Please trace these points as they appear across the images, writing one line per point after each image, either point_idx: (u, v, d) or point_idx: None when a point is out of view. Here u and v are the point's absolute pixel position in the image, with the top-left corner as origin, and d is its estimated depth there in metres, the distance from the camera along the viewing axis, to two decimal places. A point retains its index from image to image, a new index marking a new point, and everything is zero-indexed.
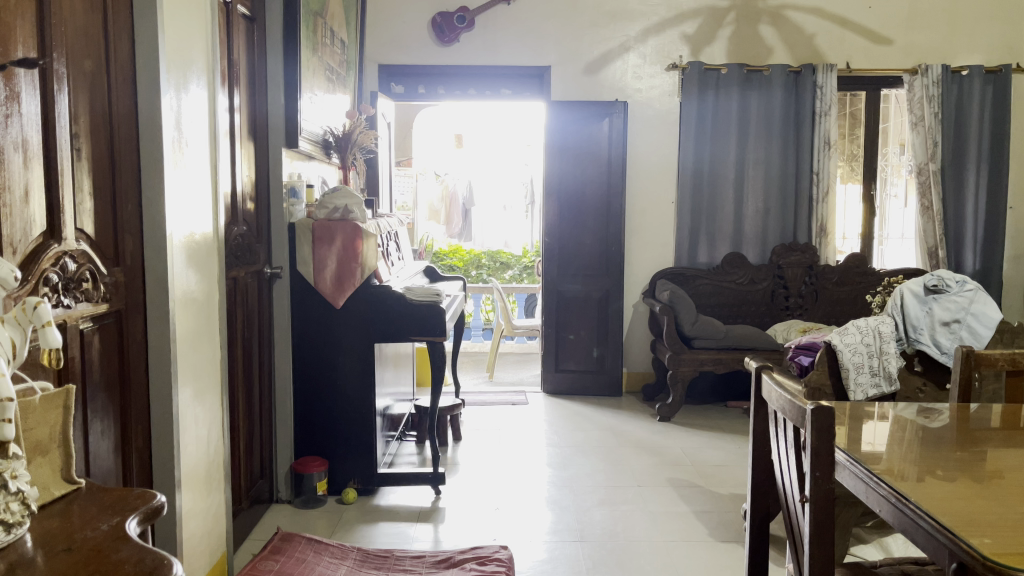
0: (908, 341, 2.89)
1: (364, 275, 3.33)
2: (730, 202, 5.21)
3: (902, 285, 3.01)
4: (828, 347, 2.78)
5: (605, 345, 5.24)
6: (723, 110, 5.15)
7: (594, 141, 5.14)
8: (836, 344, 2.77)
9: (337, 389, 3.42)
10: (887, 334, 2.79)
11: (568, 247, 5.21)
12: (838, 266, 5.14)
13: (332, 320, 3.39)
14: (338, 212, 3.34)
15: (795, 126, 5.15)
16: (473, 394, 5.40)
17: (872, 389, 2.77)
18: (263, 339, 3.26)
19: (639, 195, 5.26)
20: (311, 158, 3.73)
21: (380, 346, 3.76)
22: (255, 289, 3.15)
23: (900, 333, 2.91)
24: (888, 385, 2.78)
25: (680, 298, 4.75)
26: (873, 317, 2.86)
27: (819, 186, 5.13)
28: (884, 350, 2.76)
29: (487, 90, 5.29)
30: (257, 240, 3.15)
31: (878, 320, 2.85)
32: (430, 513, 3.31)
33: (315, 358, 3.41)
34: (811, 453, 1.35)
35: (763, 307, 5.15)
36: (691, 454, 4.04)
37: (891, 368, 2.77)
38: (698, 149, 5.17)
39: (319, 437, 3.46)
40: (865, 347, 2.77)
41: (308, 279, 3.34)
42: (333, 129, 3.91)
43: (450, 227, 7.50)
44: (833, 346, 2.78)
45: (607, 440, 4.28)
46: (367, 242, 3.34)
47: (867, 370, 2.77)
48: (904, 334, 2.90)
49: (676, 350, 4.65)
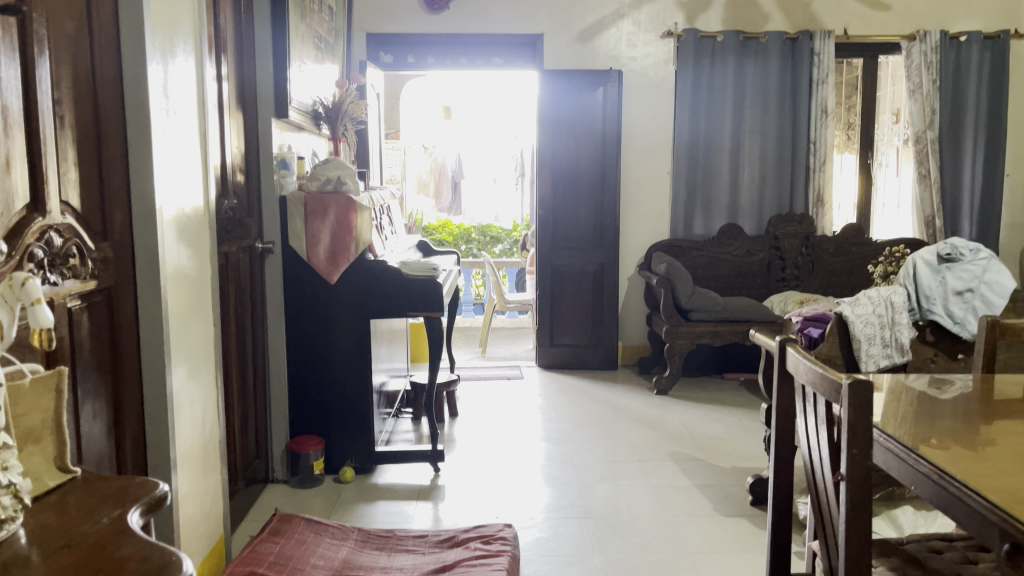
0: (919, 312, 2.89)
1: (359, 250, 3.25)
2: (726, 172, 5.13)
3: (914, 254, 2.95)
4: (839, 317, 2.69)
5: (601, 318, 5.18)
6: (719, 79, 5.06)
7: (588, 111, 5.04)
8: (848, 315, 2.67)
9: (332, 368, 3.34)
10: (900, 304, 2.74)
11: (562, 220, 5.13)
12: (835, 236, 5.08)
13: (325, 295, 3.29)
14: (331, 184, 3.26)
15: (792, 95, 5.07)
16: (467, 369, 5.34)
17: (883, 359, 2.72)
18: (257, 317, 3.17)
19: (633, 166, 5.18)
20: (302, 129, 3.61)
21: (374, 322, 3.68)
22: (245, 263, 3.05)
23: (912, 303, 2.90)
24: (900, 355, 2.75)
25: (677, 271, 4.69)
26: (890, 286, 2.79)
27: (816, 156, 5.06)
28: (895, 321, 2.72)
29: (477, 60, 5.16)
30: (248, 214, 3.05)
31: (890, 290, 2.77)
32: (430, 491, 3.25)
33: (311, 335, 3.32)
34: (848, 430, 1.29)
35: (760, 278, 5.11)
36: (691, 428, 4.00)
37: (902, 339, 2.75)
38: (694, 119, 5.08)
39: (315, 416, 3.38)
40: (877, 317, 2.71)
41: (301, 255, 3.24)
42: (322, 99, 3.80)
43: (439, 201, 7.44)
44: (844, 317, 2.69)
45: (606, 414, 4.23)
46: (360, 215, 3.25)
47: (879, 341, 2.72)
48: (916, 304, 2.89)
49: (673, 324, 4.60)
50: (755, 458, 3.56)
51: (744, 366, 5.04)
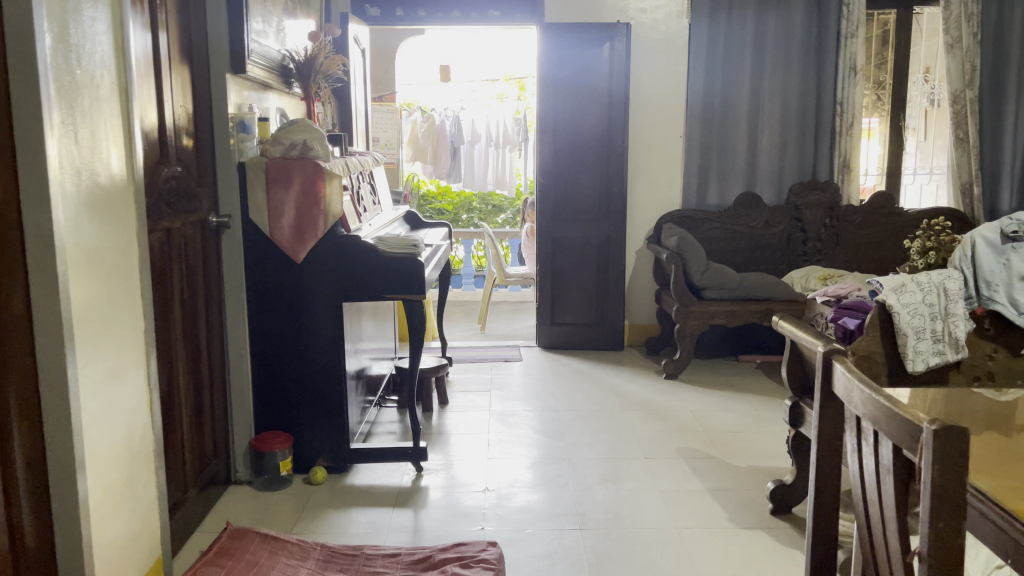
0: (979, 300, 2.69)
1: (328, 224, 2.88)
2: (743, 136, 4.71)
3: (974, 233, 2.82)
4: (882, 308, 2.45)
5: (605, 295, 4.80)
6: (737, 33, 4.61)
7: (593, 70, 4.62)
8: (892, 305, 2.43)
9: (301, 357, 2.99)
10: (954, 292, 2.44)
11: (564, 188, 4.73)
12: (862, 206, 4.65)
13: (292, 275, 2.93)
14: (295, 149, 2.86)
15: (817, 51, 4.61)
16: (463, 349, 4.98)
17: (933, 357, 2.44)
18: (212, 300, 2.80)
19: (642, 130, 4.75)
20: (268, 87, 3.22)
21: (352, 303, 3.32)
22: (197, 239, 2.68)
23: (971, 290, 2.72)
24: (954, 352, 2.45)
25: (688, 244, 4.27)
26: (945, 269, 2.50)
27: (842, 119, 4.62)
28: (950, 312, 2.43)
29: (472, 12, 4.65)
30: (198, 184, 2.67)
31: (947, 273, 2.47)
32: (409, 495, 2.90)
33: (279, 322, 2.96)
34: (931, 499, 0.92)
35: (779, 252, 4.68)
36: (702, 418, 3.64)
37: (958, 333, 2.44)
38: (708, 77, 4.66)
39: (281, 409, 3.02)
40: (927, 309, 2.44)
41: (263, 229, 2.87)
42: (293, 54, 3.40)
43: (437, 167, 6.86)
44: (888, 307, 2.44)
45: (609, 402, 3.87)
46: (330, 183, 2.87)
47: (929, 335, 2.44)
48: (976, 292, 2.70)
49: (684, 302, 4.21)
50: (774, 456, 3.19)
51: (761, 347, 4.66)
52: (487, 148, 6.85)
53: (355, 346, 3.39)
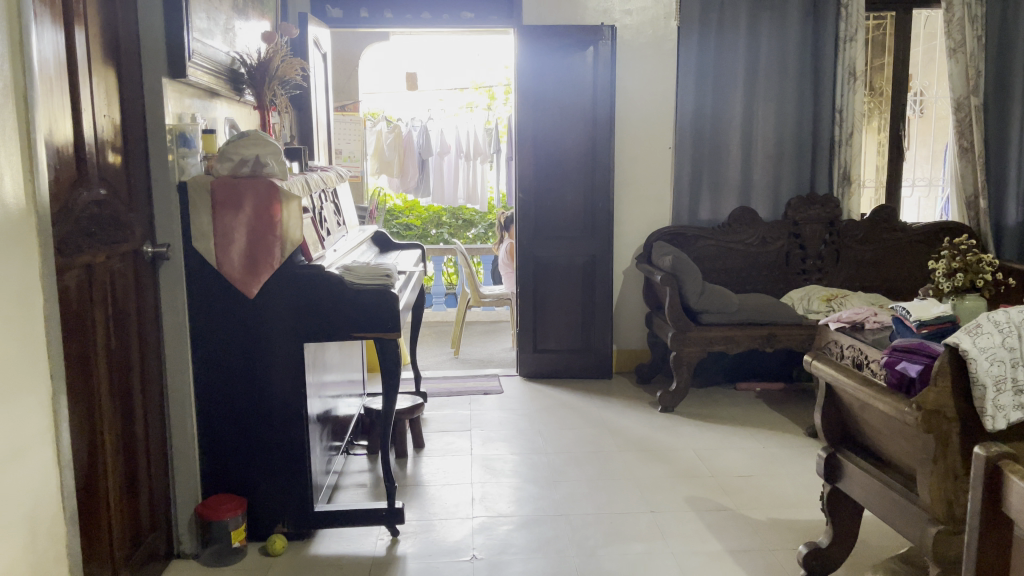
0: None
1: (285, 253, 2.47)
2: (737, 147, 4.40)
3: None
4: (953, 352, 1.83)
5: (591, 319, 4.44)
6: (729, 37, 4.30)
7: (575, 76, 4.27)
8: (967, 347, 1.81)
9: (255, 406, 2.57)
10: None
11: (546, 203, 4.37)
12: (863, 220, 4.35)
13: (244, 313, 2.51)
14: (246, 165, 2.46)
15: (812, 58, 4.32)
16: (437, 378, 4.58)
17: (1016, 413, 1.82)
18: (148, 346, 2.37)
19: (628, 141, 4.42)
20: (215, 94, 2.81)
21: (315, 341, 2.91)
22: (129, 274, 2.25)
23: None
24: None
25: (684, 264, 3.91)
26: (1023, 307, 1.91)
27: (842, 127, 4.32)
28: None
29: (444, 14, 4.28)
30: (129, 210, 2.24)
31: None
32: (384, 566, 2.49)
33: (228, 368, 2.54)
34: None
35: (777, 270, 4.37)
36: (708, 460, 3.29)
37: None
38: (699, 82, 4.34)
39: (232, 468, 2.59)
40: (1008, 352, 1.83)
41: (209, 260, 2.45)
42: (244, 56, 2.99)
43: (404, 179, 6.44)
44: (960, 350, 1.82)
45: (603, 441, 3.50)
46: (287, 206, 2.46)
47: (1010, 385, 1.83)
48: None
49: (680, 328, 3.87)
50: (795, 505, 2.85)
51: (758, 373, 4.35)
52: (456, 160, 6.47)
53: (319, 388, 2.98)
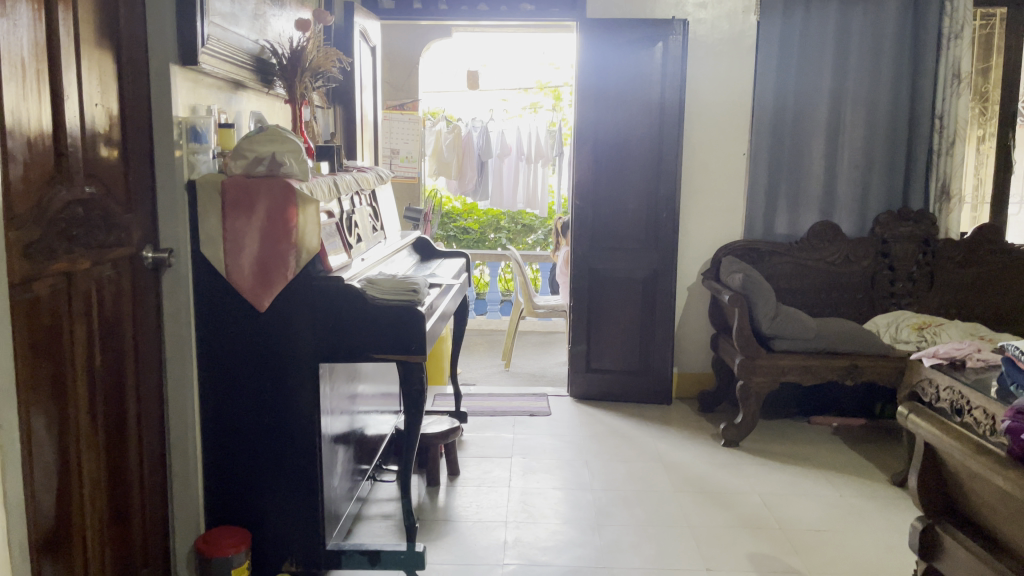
0: None
1: (301, 263, 2.20)
2: (820, 155, 3.97)
3: None
4: None
5: (650, 339, 4.08)
6: (816, 33, 3.88)
7: (642, 75, 3.93)
8: None
9: (266, 430, 2.32)
10: None
11: (605, 211, 4.04)
12: (963, 240, 3.87)
13: (255, 328, 2.26)
14: (262, 164, 2.20)
15: (911, 56, 3.87)
16: (483, 394, 4.30)
17: None
18: (147, 362, 2.15)
19: (698, 146, 4.05)
20: (239, 87, 2.58)
21: (343, 365, 2.64)
22: (124, 282, 2.02)
23: None
24: None
25: (754, 283, 3.55)
26: None
27: (941, 135, 3.86)
28: None
29: (502, 6, 3.98)
30: (127, 212, 2.02)
31: None
32: None
33: (236, 388, 2.30)
34: None
35: (861, 293, 3.93)
36: (776, 509, 2.90)
37: None
38: (780, 83, 3.94)
39: (240, 498, 2.35)
40: None
41: (218, 268, 2.22)
42: (276, 46, 2.75)
43: (462, 182, 6.16)
44: None
45: (657, 479, 3.15)
46: (303, 210, 2.19)
47: None
48: None
49: (748, 355, 3.48)
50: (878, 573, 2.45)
51: (835, 407, 3.92)
52: (517, 163, 6.15)
53: (350, 402, 2.74)
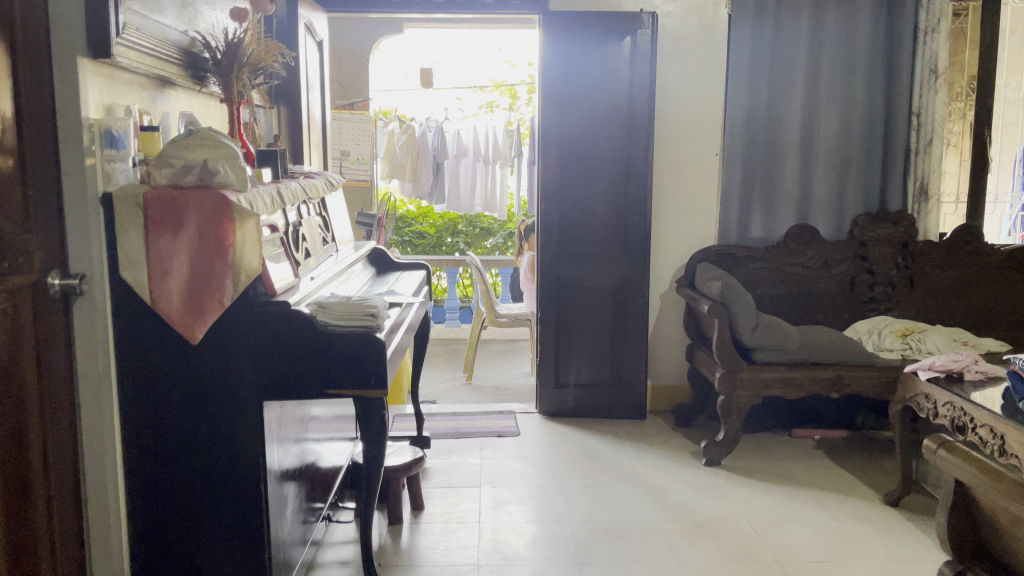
0: None
1: (239, 288, 1.90)
2: (795, 155, 3.79)
3: None
4: None
5: (622, 351, 3.86)
6: (790, 28, 3.70)
7: (608, 71, 3.70)
8: None
9: (203, 478, 2.01)
10: None
11: (573, 216, 3.80)
12: (943, 242, 3.73)
13: (187, 364, 1.96)
14: (191, 173, 1.89)
15: (887, 51, 3.71)
16: (446, 413, 4.02)
17: None
18: (56, 406, 1.84)
19: (669, 146, 3.83)
20: (166, 84, 2.26)
21: (290, 404, 2.31)
22: (21, 316, 1.71)
23: None
24: None
25: (734, 291, 3.34)
26: None
27: (919, 133, 3.71)
28: None
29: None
30: (24, 232, 1.71)
31: None
32: None
33: (166, 432, 1.99)
34: None
35: (840, 299, 3.75)
36: (767, 537, 2.69)
37: None
38: (753, 80, 3.75)
39: (173, 558, 2.05)
40: None
41: (143, 295, 1.90)
42: (209, 39, 2.44)
43: (417, 185, 5.86)
44: None
45: (637, 506, 2.92)
46: (241, 226, 1.89)
47: None
48: None
49: (730, 368, 3.26)
50: None
51: (816, 418, 3.74)
52: (474, 164, 5.88)
53: (301, 435, 2.44)
